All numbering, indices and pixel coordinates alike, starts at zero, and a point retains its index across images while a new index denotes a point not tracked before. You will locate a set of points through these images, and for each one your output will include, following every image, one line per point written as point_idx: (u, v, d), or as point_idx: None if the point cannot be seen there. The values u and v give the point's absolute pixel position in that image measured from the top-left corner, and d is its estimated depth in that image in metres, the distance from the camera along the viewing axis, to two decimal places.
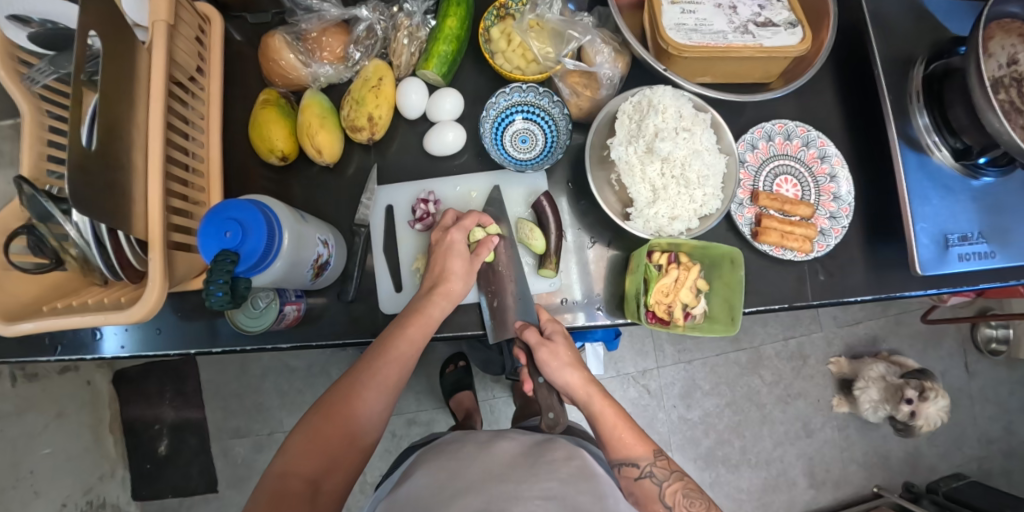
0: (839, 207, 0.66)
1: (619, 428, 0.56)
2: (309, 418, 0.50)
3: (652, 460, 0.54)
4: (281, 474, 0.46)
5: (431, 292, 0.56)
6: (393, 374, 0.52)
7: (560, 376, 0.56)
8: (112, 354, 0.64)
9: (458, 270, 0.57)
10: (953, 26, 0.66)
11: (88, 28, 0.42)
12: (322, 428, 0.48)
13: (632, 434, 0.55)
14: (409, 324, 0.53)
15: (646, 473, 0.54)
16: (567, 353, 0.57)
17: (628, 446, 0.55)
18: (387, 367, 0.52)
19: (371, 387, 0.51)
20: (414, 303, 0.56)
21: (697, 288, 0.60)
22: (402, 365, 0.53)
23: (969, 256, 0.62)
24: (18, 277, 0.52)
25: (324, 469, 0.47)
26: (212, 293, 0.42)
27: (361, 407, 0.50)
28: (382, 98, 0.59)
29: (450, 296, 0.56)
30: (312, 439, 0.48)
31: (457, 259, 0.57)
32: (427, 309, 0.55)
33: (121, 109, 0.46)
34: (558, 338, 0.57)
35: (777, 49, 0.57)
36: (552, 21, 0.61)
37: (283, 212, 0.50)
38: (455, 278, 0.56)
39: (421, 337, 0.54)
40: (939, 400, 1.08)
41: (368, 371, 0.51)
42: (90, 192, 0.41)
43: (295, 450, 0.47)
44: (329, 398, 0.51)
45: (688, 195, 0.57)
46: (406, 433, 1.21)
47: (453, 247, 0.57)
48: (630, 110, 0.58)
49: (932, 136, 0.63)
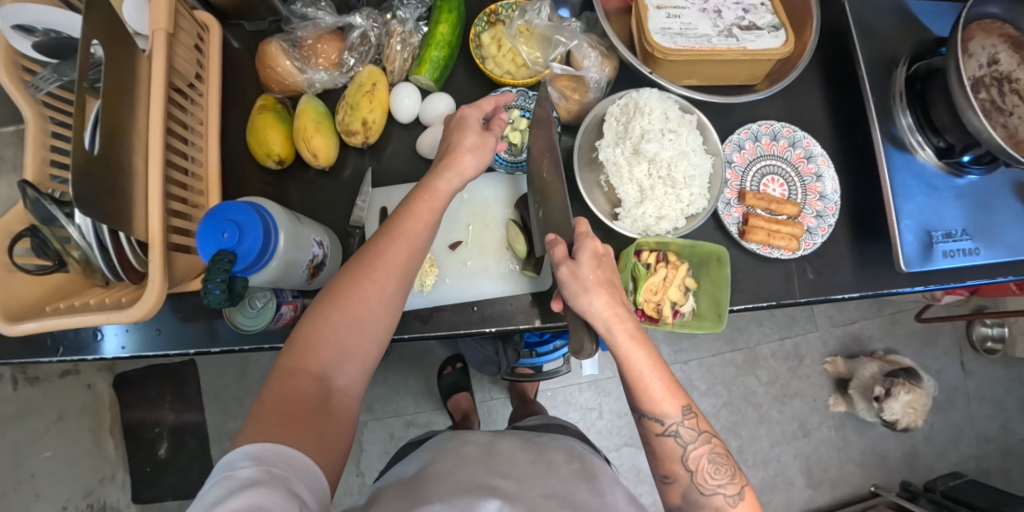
0: (825, 206, 0.67)
1: (649, 373, 0.46)
2: (313, 310, 0.45)
3: (680, 418, 0.47)
4: (290, 371, 0.42)
5: (442, 168, 0.51)
6: (398, 268, 0.48)
7: (578, 303, 0.48)
8: (114, 355, 0.66)
9: (473, 147, 0.53)
10: (937, 27, 0.67)
11: (91, 37, 0.43)
12: (330, 319, 0.44)
13: (663, 385, 0.46)
14: (419, 204, 0.50)
15: (670, 431, 0.47)
16: (605, 273, 0.49)
17: (657, 402, 0.46)
18: (392, 253, 0.47)
19: (376, 278, 0.46)
20: (422, 183, 0.51)
21: (685, 286, 0.62)
22: (409, 250, 0.49)
23: (954, 252, 0.63)
24: (21, 279, 0.54)
25: (335, 364, 0.44)
26: (210, 291, 0.43)
27: (365, 298, 0.46)
28: (376, 102, 0.61)
29: (461, 171, 0.52)
30: (316, 335, 0.44)
31: (470, 136, 0.53)
32: (436, 187, 0.51)
33: (123, 115, 0.48)
34: (593, 256, 0.49)
35: (760, 51, 0.58)
36: (541, 27, 0.62)
37: (279, 213, 0.51)
38: (466, 152, 0.52)
39: (427, 220, 0.50)
40: (904, 395, 1.07)
41: (370, 267, 0.46)
42: (92, 194, 0.42)
43: (299, 348, 0.43)
44: (331, 290, 0.46)
45: (674, 195, 0.58)
46: (404, 434, 1.22)
47: (466, 126, 0.54)
48: (618, 112, 0.59)
49: (916, 136, 0.65)
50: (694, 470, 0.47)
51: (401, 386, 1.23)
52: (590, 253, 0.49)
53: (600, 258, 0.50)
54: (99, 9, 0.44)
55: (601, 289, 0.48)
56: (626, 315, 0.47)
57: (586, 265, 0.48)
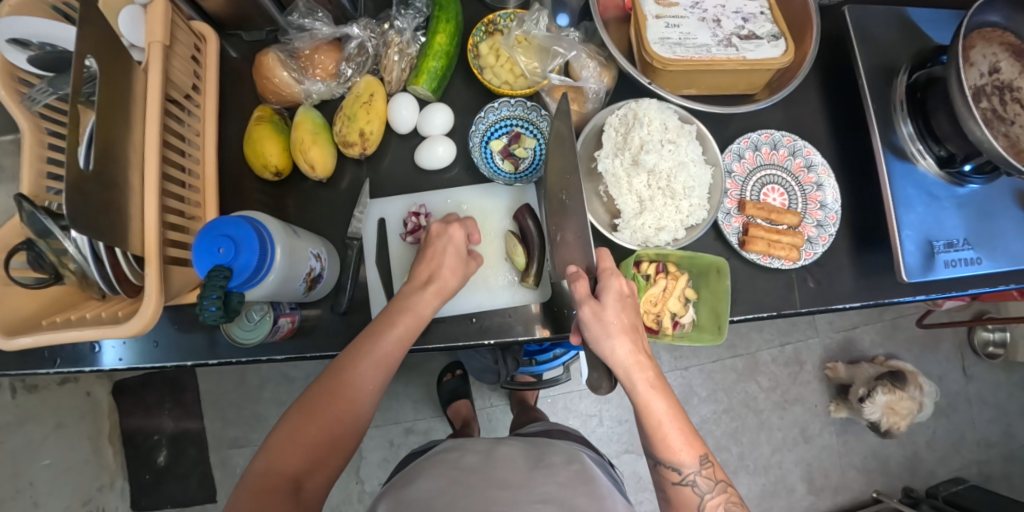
0: (826, 216, 0.66)
1: (669, 426, 0.48)
2: (293, 411, 0.47)
3: (697, 468, 0.48)
4: (262, 473, 0.44)
5: (420, 289, 0.55)
6: (379, 369, 0.50)
7: (602, 345, 0.49)
8: (111, 366, 0.65)
9: (452, 266, 0.57)
10: (937, 35, 0.67)
11: (86, 52, 0.43)
12: (304, 426, 0.46)
13: (682, 436, 0.48)
14: (398, 322, 0.52)
15: (687, 481, 0.49)
16: (628, 318, 0.50)
17: (675, 453, 0.48)
18: (372, 365, 0.49)
19: (358, 386, 0.49)
20: (404, 297, 0.54)
21: (686, 297, 0.61)
22: (389, 364, 0.51)
23: (956, 262, 0.62)
24: (17, 293, 0.53)
25: (308, 467, 0.45)
26: (205, 307, 0.42)
27: (347, 405, 0.48)
28: (373, 114, 0.60)
29: (441, 292, 0.56)
30: (293, 438, 0.45)
31: (449, 258, 0.57)
32: (416, 305, 0.54)
33: (118, 128, 0.48)
34: (619, 298, 0.50)
35: (760, 61, 0.58)
36: (538, 37, 0.62)
37: (276, 227, 0.50)
38: (446, 274, 0.56)
39: (409, 335, 0.52)
40: (882, 395, 1.10)
41: (351, 365, 0.49)
42: (87, 210, 0.42)
43: (276, 447, 0.45)
44: (312, 393, 0.48)
45: (674, 206, 0.58)
46: (404, 441, 1.22)
47: (450, 243, 0.58)
48: (617, 123, 0.59)
49: (917, 144, 0.64)
50: None
51: (400, 393, 1.23)
52: (616, 296, 0.50)
53: (629, 299, 0.51)
54: (93, 24, 0.43)
55: (626, 334, 0.49)
56: (646, 362, 0.49)
57: (614, 308, 0.50)
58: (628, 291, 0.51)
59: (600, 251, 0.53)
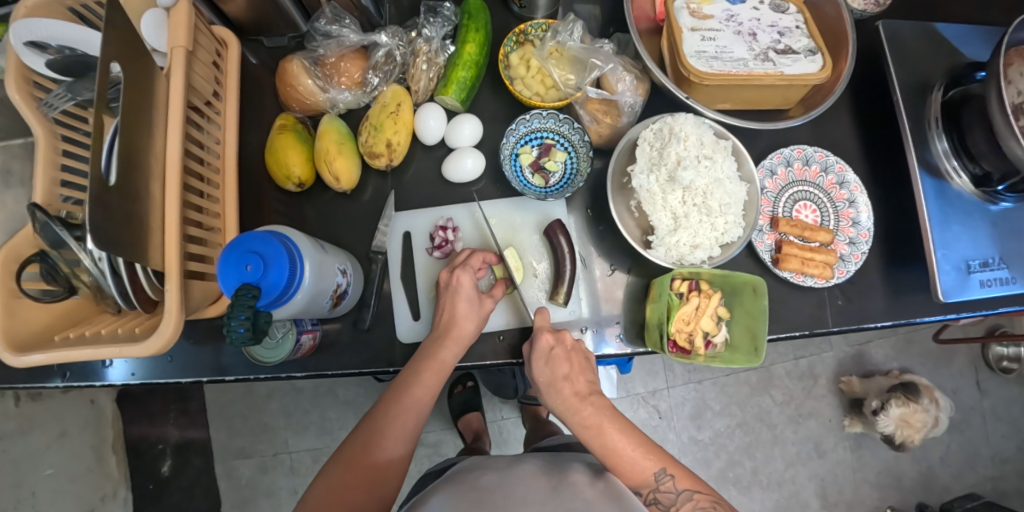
0: (858, 233, 0.65)
1: (620, 448, 0.51)
2: (331, 466, 0.47)
3: (656, 484, 0.51)
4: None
5: (443, 335, 0.53)
6: (412, 418, 0.50)
7: (550, 393, 0.54)
8: (122, 381, 0.63)
9: (466, 312, 0.54)
10: (971, 50, 0.66)
11: (110, 58, 0.41)
12: (342, 477, 0.46)
13: (635, 452, 0.51)
14: (424, 370, 0.51)
15: (652, 500, 0.51)
16: (562, 366, 0.54)
17: (632, 474, 0.51)
18: (403, 411, 0.49)
19: (389, 432, 0.48)
20: (426, 346, 0.53)
21: (718, 316, 0.60)
22: (419, 409, 0.50)
23: (991, 282, 0.61)
24: (30, 305, 0.51)
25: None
26: (232, 329, 0.40)
27: (381, 452, 0.48)
28: (401, 124, 0.59)
29: (461, 339, 0.53)
30: (329, 491, 0.45)
31: (461, 303, 0.54)
32: (440, 353, 0.52)
33: (141, 138, 0.46)
34: (549, 353, 0.55)
35: (798, 76, 0.57)
36: (573, 48, 0.61)
37: (305, 243, 0.49)
38: (462, 320, 0.54)
39: (437, 383, 0.52)
40: (896, 408, 1.08)
41: (383, 417, 0.49)
42: (109, 224, 0.40)
43: (313, 501, 0.45)
44: (348, 447, 0.48)
45: (709, 223, 0.57)
46: (413, 454, 1.19)
47: (460, 289, 0.55)
48: (651, 137, 0.57)
49: (952, 161, 0.63)
50: None
51: None
52: (542, 353, 0.55)
53: (561, 348, 0.55)
54: (119, 27, 0.42)
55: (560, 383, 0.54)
56: (581, 404, 0.53)
57: (541, 367, 0.55)
58: (564, 342, 0.56)
59: (536, 312, 0.57)
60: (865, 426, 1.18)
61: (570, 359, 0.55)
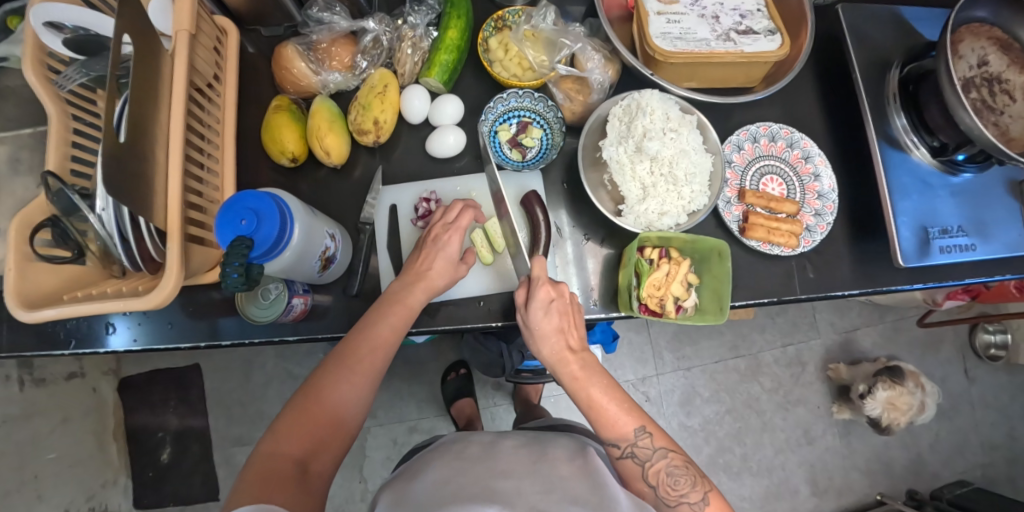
0: (824, 205, 0.68)
1: (605, 402, 0.54)
2: (298, 398, 0.50)
3: (635, 439, 0.54)
4: (269, 454, 0.46)
5: (413, 282, 0.56)
6: (378, 356, 0.53)
7: (542, 343, 0.56)
8: (123, 348, 0.66)
9: (442, 269, 0.57)
10: (927, 32, 0.70)
11: (122, 32, 0.45)
12: (310, 409, 0.49)
13: (618, 408, 0.54)
14: (390, 312, 0.54)
15: (627, 453, 0.54)
16: (557, 320, 0.56)
17: (613, 427, 0.54)
18: (370, 351, 0.52)
19: (356, 368, 0.51)
20: (394, 290, 0.56)
21: (688, 282, 0.62)
22: (385, 348, 0.53)
23: (951, 248, 0.64)
24: (41, 268, 0.55)
25: (312, 450, 0.47)
26: (228, 275, 0.44)
27: (347, 386, 0.51)
28: (387, 103, 0.63)
29: (430, 289, 0.57)
30: (296, 422, 0.48)
31: (439, 260, 0.57)
32: (407, 297, 0.55)
33: (147, 109, 0.50)
34: (547, 304, 0.56)
35: (757, 54, 0.61)
36: (546, 31, 0.66)
37: (297, 206, 0.53)
38: (436, 274, 0.57)
39: (403, 324, 0.55)
40: (881, 392, 1.10)
41: (349, 354, 0.52)
42: (118, 179, 0.44)
43: (282, 432, 0.48)
44: (314, 381, 0.51)
45: (675, 192, 0.60)
46: (407, 441, 1.22)
47: (444, 247, 0.58)
48: (620, 113, 0.61)
49: (911, 136, 0.66)
50: (655, 485, 0.53)
51: (405, 392, 1.24)
52: (541, 304, 0.55)
53: (559, 303, 0.56)
54: (130, 5, 0.46)
55: (552, 335, 0.56)
56: (571, 358, 0.56)
57: (539, 317, 0.56)
58: (562, 295, 0.57)
59: (535, 259, 0.57)
60: (852, 411, 1.20)
61: (566, 314, 0.57)
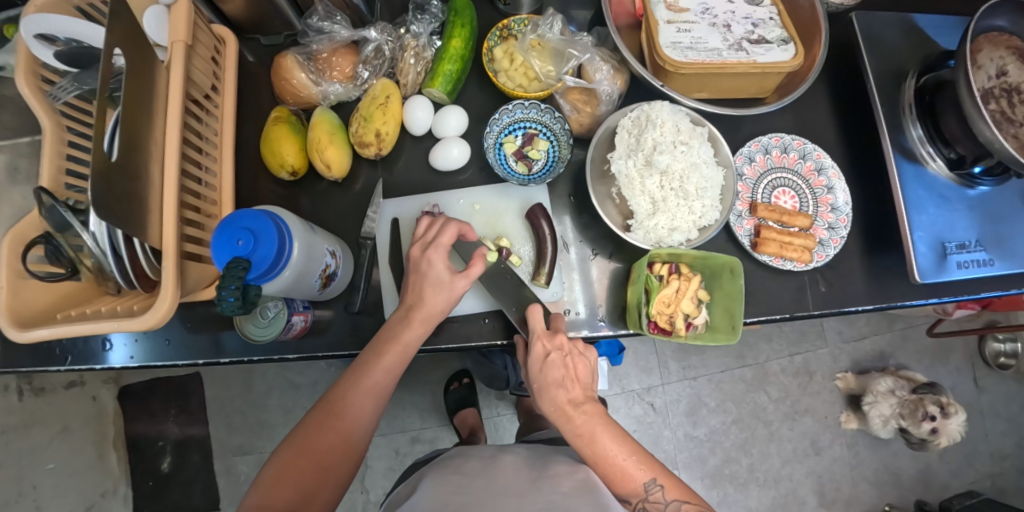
0: (837, 218, 0.66)
1: (614, 456, 0.51)
2: (285, 447, 0.49)
3: (646, 493, 0.51)
4: (256, 507, 0.45)
5: (409, 316, 0.54)
6: (370, 399, 0.52)
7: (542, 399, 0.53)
8: (121, 365, 0.65)
9: (434, 294, 0.55)
10: (944, 40, 0.68)
11: (113, 46, 0.44)
12: (297, 457, 0.48)
13: (627, 463, 0.51)
14: (384, 352, 0.53)
15: (640, 507, 0.52)
16: (559, 373, 0.53)
17: (623, 481, 0.51)
18: (361, 394, 0.51)
19: (349, 413, 0.51)
20: (390, 327, 0.54)
21: (698, 298, 0.61)
22: (378, 390, 0.52)
23: (968, 263, 0.62)
24: (34, 286, 0.53)
25: (300, 499, 0.46)
26: (223, 298, 0.42)
27: (338, 432, 0.50)
28: (389, 115, 0.61)
29: (428, 320, 0.54)
30: (286, 471, 0.47)
31: (426, 284, 0.55)
32: (403, 335, 0.53)
33: (141, 124, 0.48)
34: (543, 359, 0.53)
35: (770, 64, 0.59)
36: (553, 41, 0.64)
37: (295, 223, 0.51)
38: (433, 301, 0.54)
39: (398, 365, 0.53)
40: (959, 416, 1.05)
41: (340, 399, 0.51)
42: (109, 200, 0.42)
43: (268, 484, 0.47)
44: (302, 430, 0.50)
45: (687, 207, 0.58)
46: (410, 451, 1.20)
47: (428, 268, 0.55)
48: (629, 125, 0.60)
49: (927, 147, 0.64)
50: None
51: (407, 401, 1.22)
52: (537, 357, 0.54)
53: (558, 354, 0.53)
54: (121, 17, 0.44)
55: (553, 388, 0.52)
56: (572, 413, 0.51)
57: (535, 371, 0.53)
58: (559, 346, 0.54)
59: (529, 308, 0.55)
60: (881, 415, 1.11)
61: (568, 365, 0.53)
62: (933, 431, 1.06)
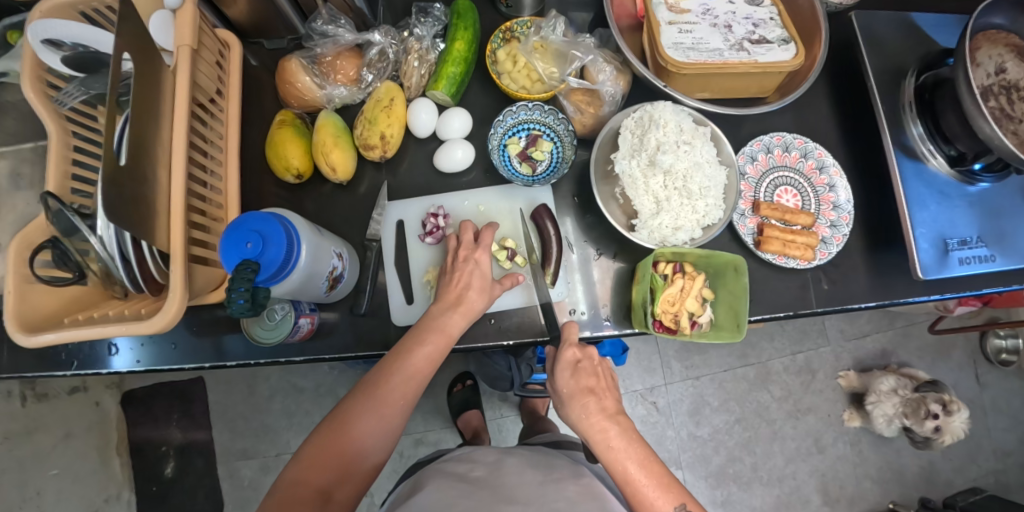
0: (839, 216, 0.67)
1: (642, 478, 0.49)
2: (323, 427, 0.49)
3: None
4: (293, 483, 0.45)
5: (453, 306, 0.56)
6: (412, 386, 0.52)
7: (569, 409, 0.53)
8: (126, 369, 0.65)
9: (479, 288, 0.57)
10: (943, 39, 0.68)
11: (122, 51, 0.44)
12: (335, 438, 0.48)
13: (653, 487, 0.49)
14: (428, 339, 0.53)
15: None
16: (586, 381, 0.54)
17: (652, 505, 0.49)
18: (404, 380, 0.51)
19: (391, 399, 0.50)
20: (433, 315, 0.55)
21: (703, 297, 0.61)
22: (419, 377, 0.52)
23: (970, 260, 0.62)
24: (40, 290, 0.53)
25: (337, 479, 0.47)
26: (233, 300, 0.43)
27: (378, 418, 0.50)
28: (394, 117, 0.62)
29: (469, 313, 0.56)
30: (323, 449, 0.47)
31: (475, 279, 0.57)
32: (445, 325, 0.55)
33: (149, 128, 0.48)
34: (575, 366, 0.54)
35: (771, 64, 0.59)
36: (556, 43, 0.65)
37: (302, 226, 0.51)
38: (475, 296, 0.56)
39: (440, 352, 0.54)
40: (960, 413, 1.07)
41: (383, 382, 0.51)
42: (118, 203, 0.42)
43: (305, 459, 0.47)
44: (342, 408, 0.50)
45: (690, 206, 0.59)
46: (414, 453, 1.20)
47: (477, 266, 0.58)
48: (633, 125, 0.60)
49: (927, 145, 0.65)
50: None
51: None
52: (568, 364, 0.54)
53: (588, 363, 0.55)
54: (129, 22, 0.44)
55: (582, 397, 0.53)
56: (606, 424, 0.51)
57: (566, 377, 0.54)
58: (591, 357, 0.55)
59: (566, 322, 0.56)
60: (884, 414, 1.11)
61: (596, 374, 0.55)
62: (935, 430, 1.07)
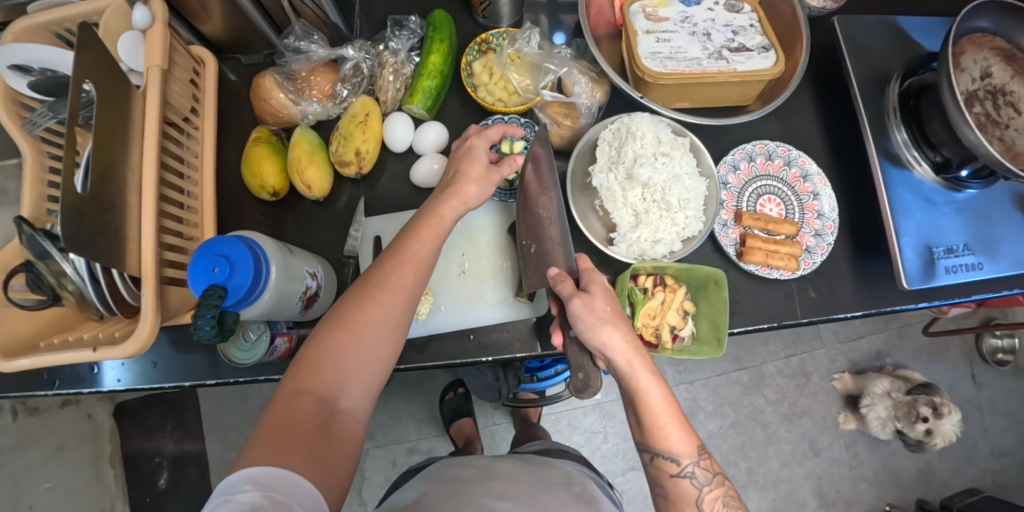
0: (824, 225, 0.66)
1: (664, 417, 0.47)
2: (319, 332, 0.45)
3: (695, 459, 0.47)
4: (292, 393, 0.41)
5: (445, 194, 0.54)
6: (408, 277, 0.49)
7: (594, 336, 0.48)
8: (110, 388, 0.65)
9: (478, 174, 0.55)
10: (927, 43, 0.67)
11: (82, 79, 0.44)
12: (336, 338, 0.44)
13: (678, 428, 0.47)
14: (423, 225, 0.51)
15: (686, 473, 0.47)
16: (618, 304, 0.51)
17: (671, 442, 0.47)
18: (400, 266, 0.49)
19: (385, 295, 0.47)
20: (428, 206, 0.53)
21: (685, 310, 0.60)
22: (416, 267, 0.50)
23: (957, 268, 0.61)
24: (17, 315, 0.53)
25: (339, 385, 0.43)
26: (199, 327, 0.42)
27: (375, 313, 0.46)
28: (369, 132, 0.61)
29: (465, 198, 0.54)
30: (312, 361, 0.43)
31: (475, 165, 0.56)
32: (439, 210, 0.53)
33: (116, 153, 0.48)
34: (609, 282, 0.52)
35: (751, 73, 0.58)
36: (530, 55, 0.64)
37: (271, 247, 0.51)
38: (471, 183, 0.54)
39: (434, 243, 0.52)
40: (951, 415, 1.05)
41: (375, 280, 0.48)
42: (81, 233, 0.42)
43: (303, 367, 0.43)
44: (337, 311, 0.46)
45: (669, 219, 0.58)
46: (406, 462, 1.20)
47: (477, 152, 0.56)
48: (610, 137, 0.59)
49: (912, 151, 0.64)
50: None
51: (403, 413, 1.22)
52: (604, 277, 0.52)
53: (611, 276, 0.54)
54: (89, 50, 0.44)
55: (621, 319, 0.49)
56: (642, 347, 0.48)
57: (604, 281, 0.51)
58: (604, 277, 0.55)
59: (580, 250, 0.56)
60: (879, 417, 1.11)
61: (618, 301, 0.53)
62: (927, 433, 1.06)
